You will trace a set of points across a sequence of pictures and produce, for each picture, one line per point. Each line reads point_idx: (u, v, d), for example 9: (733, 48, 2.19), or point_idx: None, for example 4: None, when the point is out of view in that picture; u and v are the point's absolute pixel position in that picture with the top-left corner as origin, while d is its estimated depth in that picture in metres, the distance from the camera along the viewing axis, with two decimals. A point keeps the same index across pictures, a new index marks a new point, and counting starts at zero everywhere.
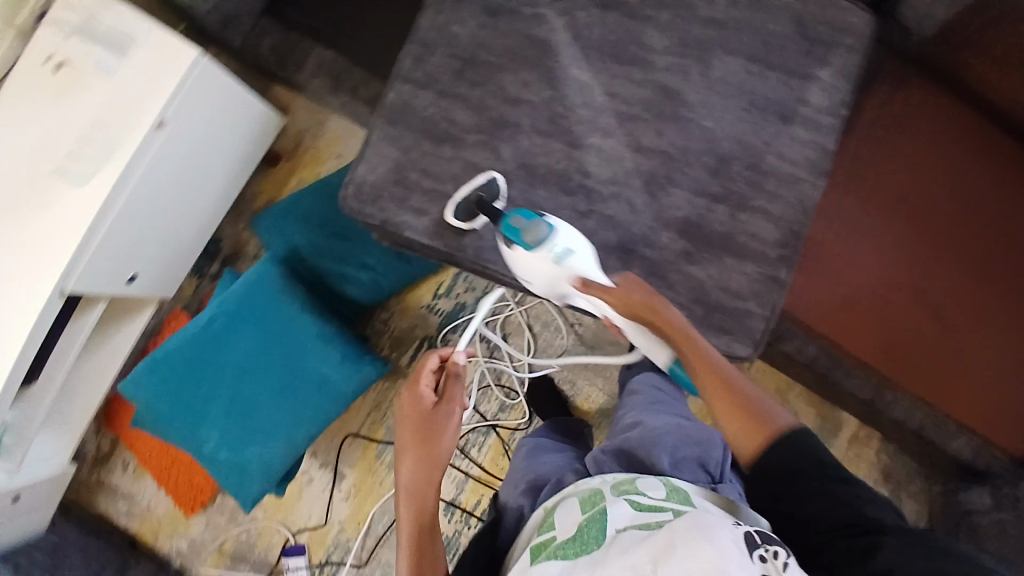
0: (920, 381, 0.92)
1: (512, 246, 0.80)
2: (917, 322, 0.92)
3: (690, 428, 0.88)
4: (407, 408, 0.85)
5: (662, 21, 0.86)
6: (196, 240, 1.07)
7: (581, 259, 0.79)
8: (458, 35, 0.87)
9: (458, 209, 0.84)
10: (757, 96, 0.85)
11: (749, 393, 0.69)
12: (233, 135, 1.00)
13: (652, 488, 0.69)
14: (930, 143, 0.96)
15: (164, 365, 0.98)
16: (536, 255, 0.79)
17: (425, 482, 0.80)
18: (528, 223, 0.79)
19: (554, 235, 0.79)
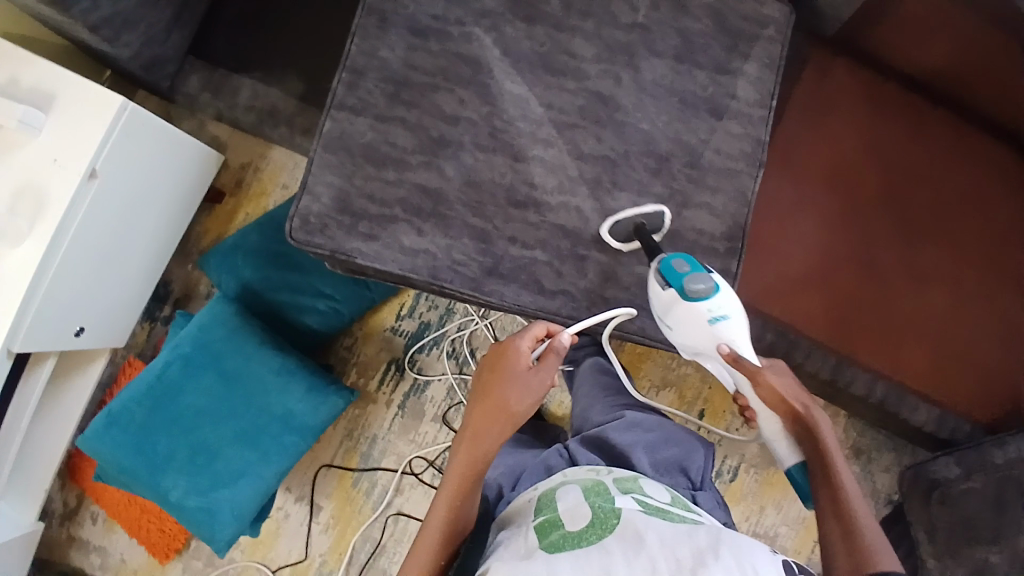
0: (879, 355, 0.94)
1: (667, 288, 0.75)
2: (868, 299, 0.94)
3: (672, 431, 0.93)
4: (496, 362, 0.78)
5: (587, 30, 0.88)
6: (141, 285, 1.05)
7: (733, 328, 0.73)
8: (389, 60, 0.88)
9: (617, 227, 0.85)
10: (688, 95, 0.87)
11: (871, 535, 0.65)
12: (171, 174, 0.98)
13: (658, 491, 0.76)
14: (860, 120, 0.99)
15: (121, 417, 0.94)
16: (688, 307, 0.73)
17: (489, 431, 0.76)
18: (694, 276, 0.73)
19: (716, 296, 0.73)
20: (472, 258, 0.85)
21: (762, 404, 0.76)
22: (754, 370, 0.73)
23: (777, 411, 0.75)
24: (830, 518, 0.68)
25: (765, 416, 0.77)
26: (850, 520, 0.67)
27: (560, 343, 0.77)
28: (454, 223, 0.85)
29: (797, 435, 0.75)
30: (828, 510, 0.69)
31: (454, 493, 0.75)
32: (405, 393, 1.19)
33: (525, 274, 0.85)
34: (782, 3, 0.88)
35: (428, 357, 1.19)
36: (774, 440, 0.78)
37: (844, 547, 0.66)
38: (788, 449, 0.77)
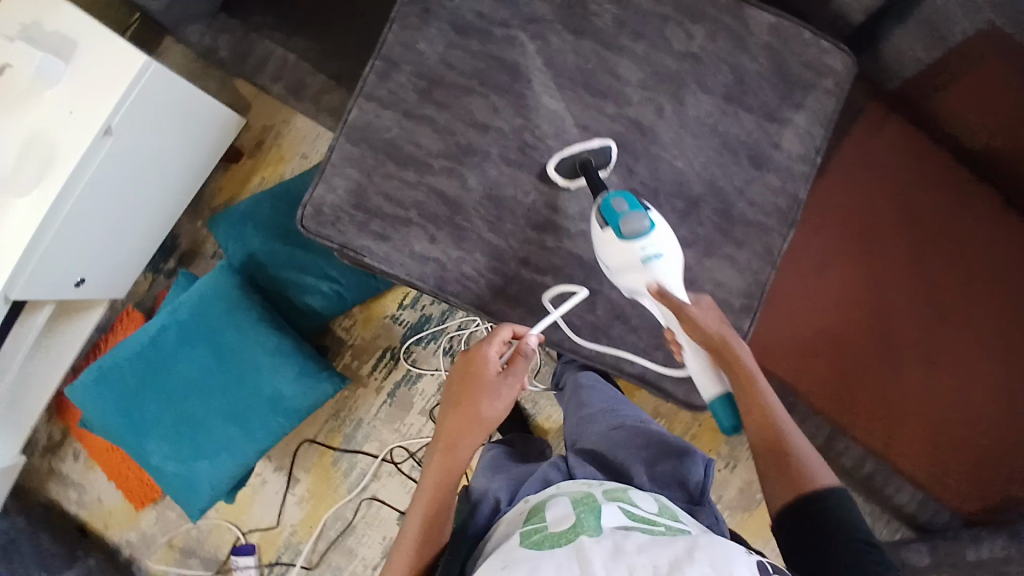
0: (877, 433, 0.93)
1: (605, 228, 0.73)
2: (877, 377, 0.93)
3: (670, 440, 0.86)
4: (466, 372, 0.75)
5: (637, 52, 0.83)
6: (148, 245, 1.03)
7: (665, 266, 0.71)
8: (426, 54, 0.84)
9: (562, 164, 0.82)
10: (731, 138, 0.83)
11: (807, 456, 0.65)
12: (191, 135, 0.95)
13: (645, 501, 0.72)
14: (902, 184, 0.94)
15: (113, 373, 0.96)
16: (624, 246, 0.71)
17: (464, 440, 0.74)
18: (629, 212, 0.71)
19: (652, 232, 0.71)
20: (482, 275, 0.83)
21: (691, 338, 0.71)
22: (681, 307, 0.70)
23: (703, 344, 0.70)
24: (766, 453, 0.67)
25: (690, 348, 0.71)
26: (786, 447, 0.66)
27: (529, 344, 0.75)
28: (468, 236, 0.83)
29: (720, 366, 0.70)
30: (764, 450, 0.67)
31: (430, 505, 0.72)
32: (396, 382, 1.18)
33: (533, 300, 0.83)
34: (846, 53, 0.83)
35: (424, 350, 1.17)
36: (696, 372, 0.72)
37: (783, 479, 0.65)
38: (713, 381, 0.71)
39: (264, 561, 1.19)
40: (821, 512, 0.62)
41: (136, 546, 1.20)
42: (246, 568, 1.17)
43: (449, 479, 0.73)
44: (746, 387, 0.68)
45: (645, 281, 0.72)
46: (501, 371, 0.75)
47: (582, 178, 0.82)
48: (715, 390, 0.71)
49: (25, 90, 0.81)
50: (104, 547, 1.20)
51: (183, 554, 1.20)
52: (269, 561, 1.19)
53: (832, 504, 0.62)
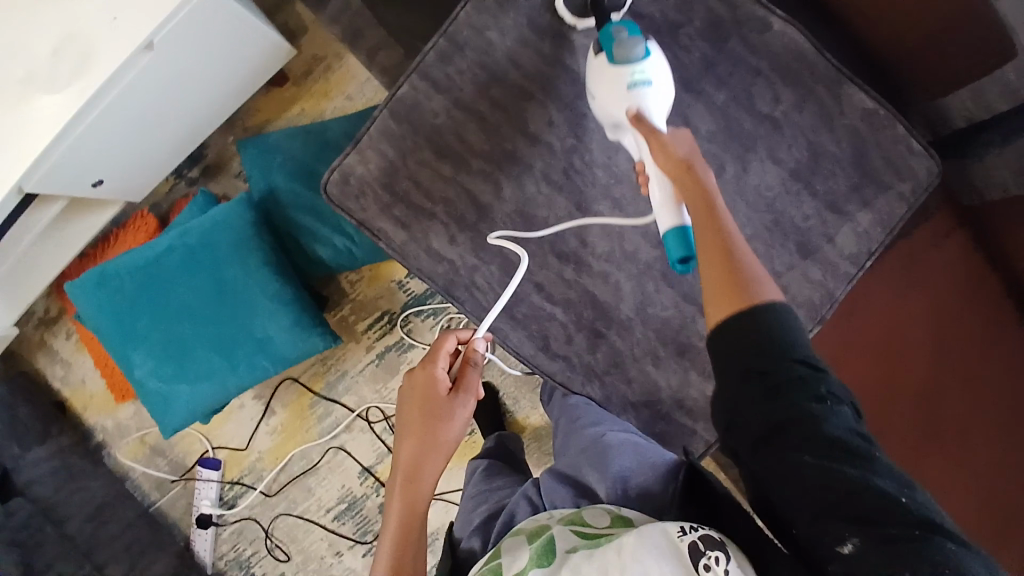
0: (995, 525, 0.79)
1: (600, 54, 0.69)
2: (968, 460, 0.82)
3: (646, 449, 0.75)
4: (417, 398, 0.74)
5: (716, 101, 0.77)
6: (164, 156, 1.01)
7: (653, 95, 0.67)
8: (494, 44, 0.78)
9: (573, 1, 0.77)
10: (786, 219, 0.78)
11: (755, 275, 0.56)
12: (232, 54, 0.91)
13: (597, 516, 0.67)
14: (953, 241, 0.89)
15: (113, 280, 0.97)
16: (614, 71, 0.68)
17: (425, 466, 0.72)
18: (625, 33, 0.67)
19: (645, 58, 0.67)
20: (491, 288, 0.81)
21: (657, 162, 0.62)
22: (651, 131, 0.64)
23: (666, 166, 0.61)
24: (713, 276, 0.57)
25: (654, 170, 0.63)
26: (735, 266, 0.56)
27: (478, 351, 0.75)
28: (488, 247, 0.80)
29: (681, 192, 0.60)
30: (715, 266, 0.57)
31: (397, 548, 0.68)
32: (387, 345, 1.18)
33: (536, 326, 0.81)
34: (934, 160, 0.77)
35: (422, 323, 1.17)
36: (654, 202, 0.62)
37: (727, 295, 0.55)
38: (672, 209, 0.61)
39: (227, 478, 1.24)
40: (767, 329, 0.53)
41: (110, 433, 1.25)
42: (209, 480, 1.22)
43: (415, 512, 0.70)
44: (705, 212, 0.58)
45: (624, 106, 0.67)
46: (452, 389, 0.75)
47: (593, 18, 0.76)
48: (672, 218, 0.60)
49: None
50: (79, 426, 1.26)
51: (152, 451, 1.25)
52: (231, 478, 1.24)
53: (772, 316, 0.53)
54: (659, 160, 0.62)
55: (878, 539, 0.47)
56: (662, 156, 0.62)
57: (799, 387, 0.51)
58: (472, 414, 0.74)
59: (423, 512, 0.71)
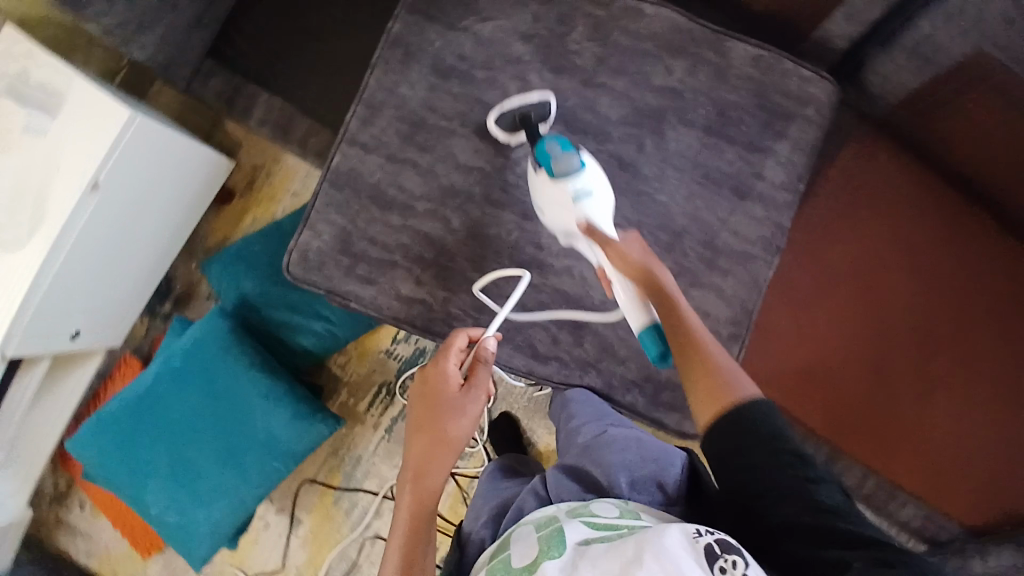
0: (916, 466, 0.95)
1: (539, 170, 0.76)
2: (916, 423, 0.94)
3: (648, 442, 0.79)
4: (428, 394, 0.74)
5: (617, 89, 0.84)
6: (136, 286, 1.05)
7: (595, 204, 0.74)
8: (408, 98, 0.85)
9: (502, 119, 0.82)
10: (713, 170, 0.83)
11: (732, 371, 0.61)
12: (177, 179, 0.99)
13: (607, 508, 0.69)
14: (891, 206, 0.94)
15: (112, 418, 0.97)
16: (555, 186, 0.74)
17: (434, 463, 0.73)
18: (559, 150, 0.74)
19: (582, 172, 0.74)
20: (468, 313, 0.83)
21: (618, 272, 0.70)
22: (605, 240, 0.71)
23: (624, 270, 0.69)
24: (693, 377, 0.62)
25: (617, 275, 0.70)
26: (710, 364, 0.62)
27: (487, 348, 0.73)
28: (453, 276, 0.83)
29: (647, 296, 0.67)
30: (692, 364, 0.62)
31: (406, 540, 0.71)
32: (393, 417, 1.18)
33: (520, 337, 0.83)
34: (826, 81, 0.83)
35: None
36: (624, 305, 0.70)
37: (708, 396, 0.60)
38: (639, 308, 0.69)
39: None
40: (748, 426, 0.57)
41: None
42: None
43: (423, 505, 0.72)
44: (670, 311, 0.65)
45: (577, 217, 0.74)
46: (463, 386, 0.75)
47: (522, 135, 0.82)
48: (641, 318, 0.68)
49: (15, 150, 0.84)
50: None
51: None
52: None
53: (752, 414, 0.58)
54: (623, 273, 0.69)
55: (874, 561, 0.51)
56: (621, 264, 0.69)
57: (782, 468, 0.56)
58: (483, 411, 0.74)
59: (433, 508, 0.73)
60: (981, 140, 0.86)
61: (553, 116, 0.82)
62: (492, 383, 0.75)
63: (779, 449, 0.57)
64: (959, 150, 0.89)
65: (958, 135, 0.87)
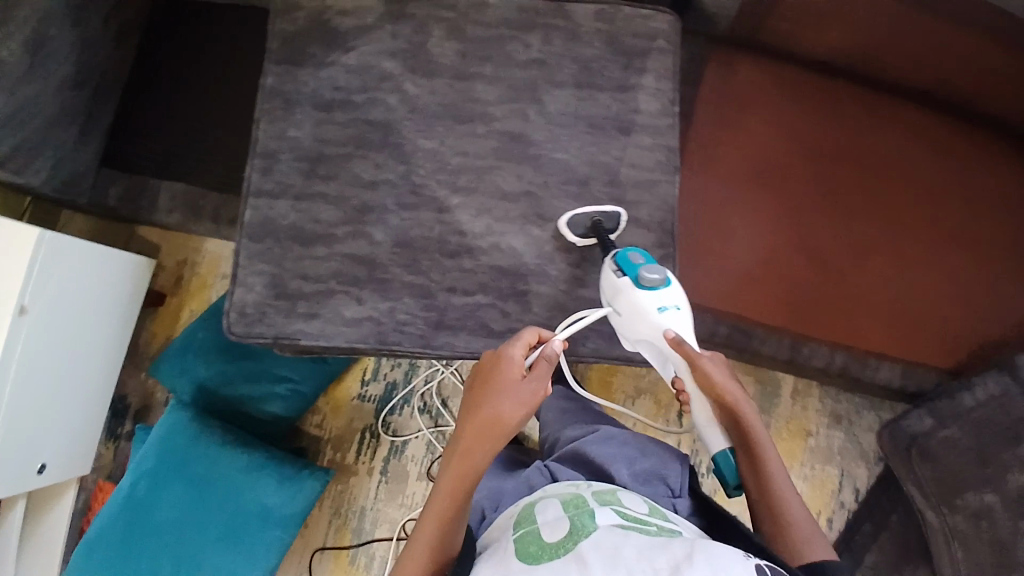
0: (883, 338, 0.99)
1: (622, 276, 0.79)
2: (863, 295, 0.99)
3: (648, 446, 0.94)
4: (488, 378, 0.77)
5: (487, 74, 0.90)
6: (94, 403, 1.03)
7: (679, 318, 0.76)
8: (300, 138, 0.88)
9: (576, 222, 0.86)
10: (595, 118, 0.89)
11: (803, 529, 0.71)
12: (106, 290, 0.99)
13: (636, 503, 0.78)
14: (766, 110, 1.03)
15: (100, 540, 0.93)
16: (639, 295, 0.77)
17: (482, 446, 0.75)
18: (648, 267, 0.77)
19: (666, 289, 0.77)
20: (416, 316, 0.85)
21: (697, 386, 0.76)
22: (692, 356, 0.74)
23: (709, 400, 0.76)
24: (767, 518, 0.72)
25: (699, 397, 0.77)
26: (782, 510, 0.72)
27: (553, 349, 0.76)
28: (392, 285, 0.85)
29: (728, 425, 0.76)
30: (763, 502, 0.72)
31: (445, 507, 0.75)
32: (385, 457, 1.17)
33: (472, 320, 0.85)
34: (667, 14, 0.91)
35: (402, 416, 1.18)
36: (701, 425, 0.78)
37: (783, 542, 0.71)
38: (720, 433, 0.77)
39: None
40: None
41: None
42: None
43: (466, 480, 0.75)
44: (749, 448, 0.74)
45: (661, 328, 0.76)
46: (522, 377, 0.77)
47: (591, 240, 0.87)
48: (724, 442, 0.77)
49: None
50: None
51: None
52: None
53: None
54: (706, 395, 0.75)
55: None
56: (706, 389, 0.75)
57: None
58: (537, 405, 0.76)
59: (473, 483, 0.76)
60: (816, 26, 0.98)
61: (623, 226, 0.88)
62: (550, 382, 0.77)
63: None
64: (798, 40, 1.01)
65: (793, 29, 0.99)
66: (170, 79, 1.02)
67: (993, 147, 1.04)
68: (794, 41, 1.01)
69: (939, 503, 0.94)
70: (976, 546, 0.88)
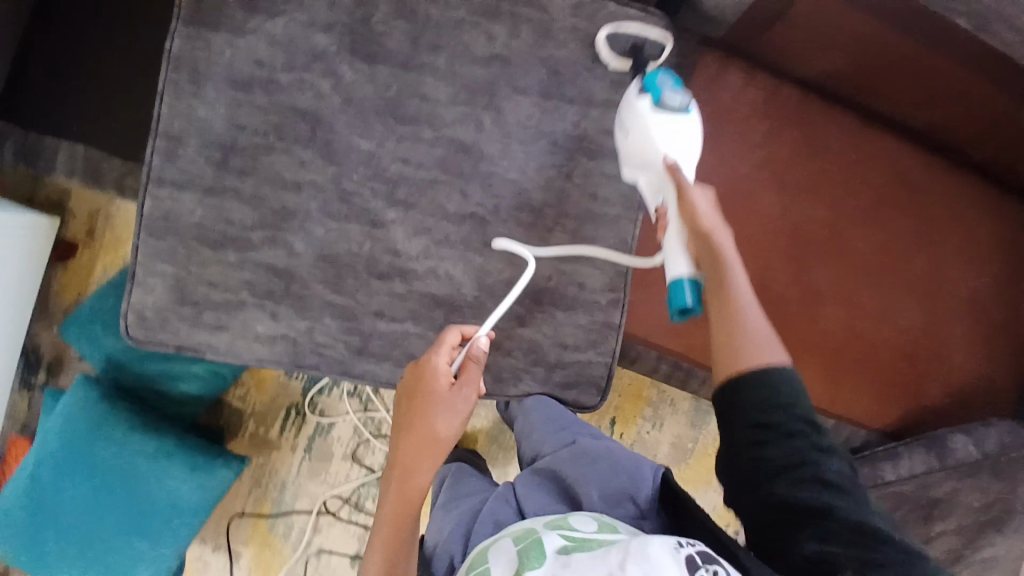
0: (823, 380, 0.96)
1: (642, 95, 0.70)
2: (813, 334, 0.95)
3: (620, 456, 0.84)
4: (416, 389, 0.71)
5: (439, 67, 0.77)
6: (2, 372, 0.97)
7: (686, 146, 0.68)
8: (210, 120, 0.75)
9: (615, 38, 0.78)
10: (559, 135, 0.79)
11: (760, 347, 0.60)
12: (4, 258, 0.89)
13: (585, 521, 0.71)
14: (750, 128, 0.93)
15: (7, 519, 0.91)
16: (651, 117, 0.69)
17: (418, 462, 0.70)
18: (672, 88, 0.68)
19: (682, 117, 0.68)
20: (337, 339, 0.78)
21: (677, 215, 0.64)
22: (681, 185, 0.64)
23: (688, 225, 0.63)
24: (724, 343, 0.60)
25: (676, 222, 0.64)
26: (743, 331, 0.60)
27: (479, 348, 0.70)
28: (312, 303, 0.78)
29: (701, 250, 0.62)
30: (721, 325, 0.60)
31: (391, 536, 0.70)
32: (310, 436, 1.15)
33: (398, 350, 0.79)
34: (659, 16, 0.79)
35: (330, 397, 1.15)
36: (668, 250, 0.64)
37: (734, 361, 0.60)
38: (687, 260, 0.63)
39: None
40: (764, 391, 0.58)
41: None
42: None
43: (410, 500, 0.70)
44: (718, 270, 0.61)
45: (660, 154, 0.68)
46: (454, 383, 0.71)
47: (622, 63, 0.79)
48: (686, 269, 0.62)
49: None
50: None
51: None
52: None
53: (767, 386, 0.58)
54: (684, 219, 0.63)
55: (869, 566, 0.53)
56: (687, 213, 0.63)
57: (787, 438, 0.57)
58: (472, 410, 0.71)
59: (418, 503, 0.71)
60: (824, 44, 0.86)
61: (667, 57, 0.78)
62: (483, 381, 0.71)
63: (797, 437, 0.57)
64: (800, 56, 0.90)
65: (797, 47, 0.88)
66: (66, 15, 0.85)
67: (978, 202, 0.98)
68: (794, 57, 0.90)
69: None
70: None
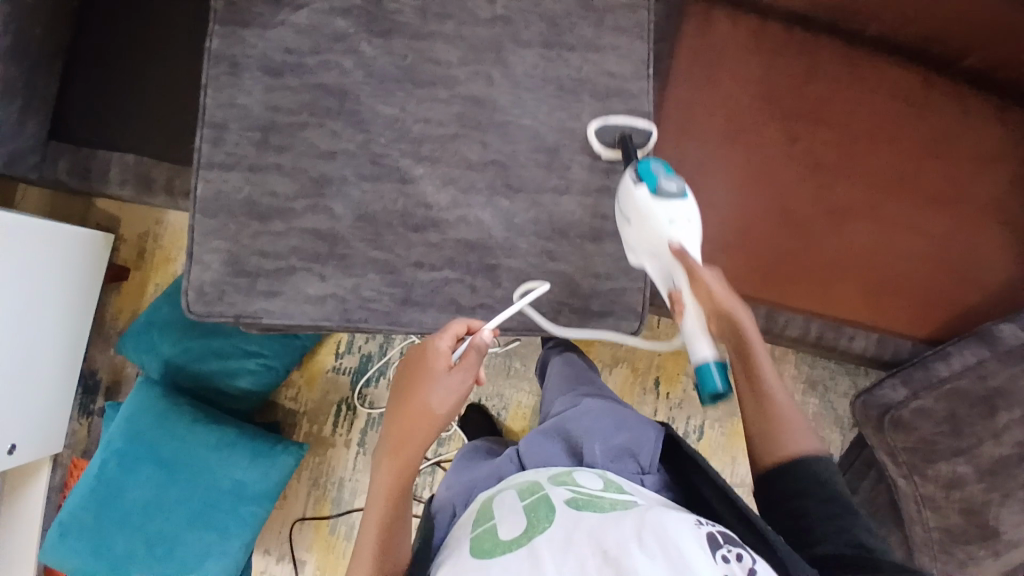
0: (858, 304, 0.98)
1: (638, 184, 0.75)
2: (835, 261, 0.97)
3: (627, 413, 0.86)
4: (418, 366, 0.73)
5: (448, 33, 0.85)
6: (64, 383, 1.03)
7: (688, 229, 0.72)
8: (249, 106, 0.83)
9: (604, 132, 0.85)
10: (565, 80, 0.85)
11: (788, 419, 0.70)
12: (65, 267, 0.96)
13: (589, 478, 0.70)
14: (747, 73, 0.99)
15: (74, 523, 0.93)
16: (654, 206, 0.73)
17: (408, 440, 0.73)
18: (666, 176, 0.74)
19: (680, 203, 0.73)
20: (382, 292, 0.82)
21: (695, 305, 0.70)
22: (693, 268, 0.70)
23: (708, 307, 0.69)
24: (756, 416, 0.71)
25: (694, 307, 0.70)
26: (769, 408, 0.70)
27: (480, 341, 0.71)
28: (355, 260, 0.82)
29: (724, 332, 0.70)
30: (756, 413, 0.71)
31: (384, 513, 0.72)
32: (361, 429, 1.17)
33: (439, 297, 0.83)
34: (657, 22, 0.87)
35: (378, 389, 1.17)
36: (689, 333, 0.70)
37: (768, 437, 0.70)
38: (710, 344, 0.69)
39: None
40: (802, 465, 0.68)
41: None
42: None
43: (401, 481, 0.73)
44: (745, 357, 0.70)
45: (666, 238, 0.72)
46: (451, 367, 0.72)
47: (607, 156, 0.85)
48: (709, 352, 0.69)
49: None
50: None
51: None
52: None
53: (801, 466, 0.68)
54: (706, 306, 0.70)
55: None
56: (709, 303, 0.69)
57: (818, 500, 0.66)
58: (466, 394, 0.72)
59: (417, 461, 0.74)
60: None
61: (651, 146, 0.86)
62: (481, 372, 0.72)
63: (829, 505, 0.65)
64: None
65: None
66: (111, 46, 0.95)
67: (984, 113, 1.00)
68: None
69: (910, 472, 0.95)
70: (948, 511, 0.93)
